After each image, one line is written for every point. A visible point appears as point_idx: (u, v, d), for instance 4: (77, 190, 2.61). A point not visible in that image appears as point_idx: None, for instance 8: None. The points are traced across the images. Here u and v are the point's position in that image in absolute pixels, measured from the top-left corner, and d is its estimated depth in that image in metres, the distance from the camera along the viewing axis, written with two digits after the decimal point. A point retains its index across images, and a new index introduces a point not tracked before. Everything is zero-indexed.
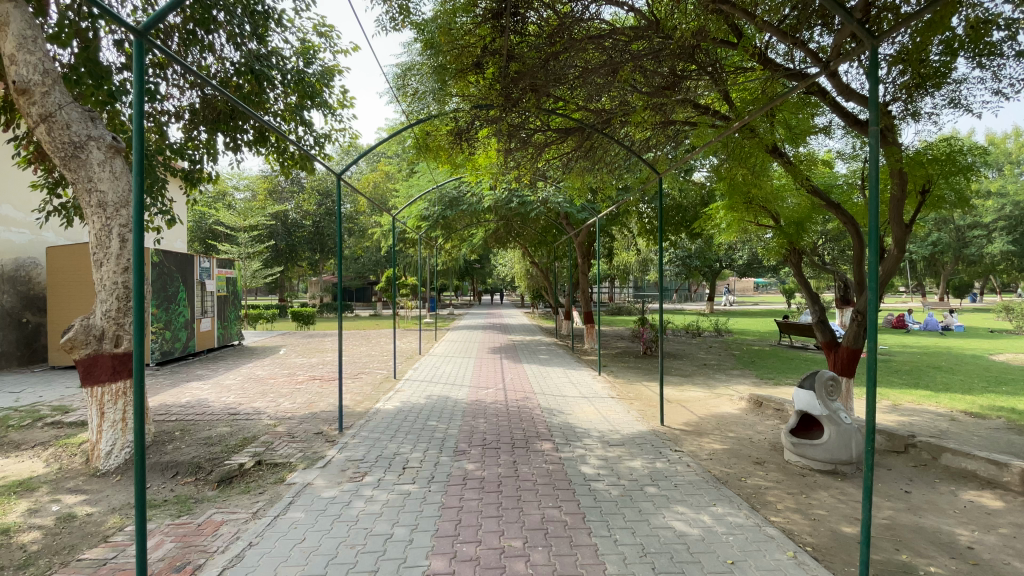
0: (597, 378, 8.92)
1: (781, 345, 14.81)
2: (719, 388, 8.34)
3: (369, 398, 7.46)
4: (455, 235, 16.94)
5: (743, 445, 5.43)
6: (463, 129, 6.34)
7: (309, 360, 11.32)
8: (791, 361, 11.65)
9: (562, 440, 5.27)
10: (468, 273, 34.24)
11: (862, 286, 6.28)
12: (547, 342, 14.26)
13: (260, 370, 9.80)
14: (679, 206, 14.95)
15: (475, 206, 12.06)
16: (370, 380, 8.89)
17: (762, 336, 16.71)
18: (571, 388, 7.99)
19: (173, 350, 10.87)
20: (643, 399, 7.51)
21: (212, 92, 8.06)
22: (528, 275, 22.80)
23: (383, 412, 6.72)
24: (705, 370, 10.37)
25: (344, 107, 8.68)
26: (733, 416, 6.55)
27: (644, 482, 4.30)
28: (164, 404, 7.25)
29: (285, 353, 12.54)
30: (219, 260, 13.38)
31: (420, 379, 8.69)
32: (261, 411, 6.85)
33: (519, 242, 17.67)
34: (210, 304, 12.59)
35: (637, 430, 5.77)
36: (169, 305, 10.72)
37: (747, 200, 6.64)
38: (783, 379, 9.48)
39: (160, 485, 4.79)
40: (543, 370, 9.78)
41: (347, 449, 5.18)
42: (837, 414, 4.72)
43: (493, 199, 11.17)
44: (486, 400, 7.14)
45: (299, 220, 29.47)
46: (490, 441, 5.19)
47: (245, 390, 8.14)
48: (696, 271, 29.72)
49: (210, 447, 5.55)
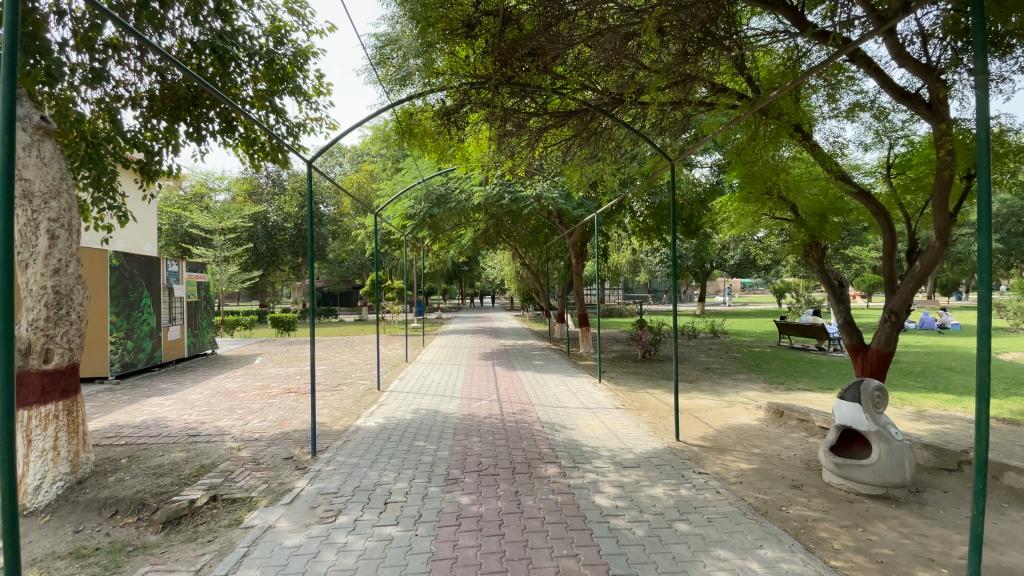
0: (598, 386, 8.26)
1: (782, 346, 14.34)
2: (730, 396, 7.72)
3: (349, 414, 6.71)
4: (443, 235, 16.20)
5: (772, 465, 4.79)
6: (452, 110, 5.64)
7: (286, 370, 10.50)
8: (797, 363, 11.13)
9: (569, 463, 4.58)
10: (456, 275, 33.48)
11: (894, 283, 5.72)
12: (540, 346, 13.59)
13: (230, 382, 8.97)
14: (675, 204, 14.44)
15: (464, 203, 11.23)
16: (351, 392, 8.11)
17: (760, 337, 16.25)
18: (573, 398, 7.32)
19: (136, 362, 9.98)
20: (650, 409, 6.86)
21: (173, 75, 7.27)
22: (517, 277, 22.15)
23: (364, 430, 5.96)
24: (710, 375, 9.79)
25: (320, 94, 7.92)
26: (753, 428, 5.94)
27: (672, 516, 3.63)
28: (116, 425, 6.41)
29: (260, 363, 11.69)
30: (190, 263, 12.48)
31: (406, 391, 7.94)
32: (225, 431, 6.06)
33: (509, 242, 17.01)
34: (179, 311, 11.69)
35: (651, 447, 5.11)
36: (130, 313, 9.83)
37: (766, 190, 6.03)
38: (794, 383, 8.93)
39: (92, 529, 3.99)
40: (539, 378, 9.09)
41: (319, 479, 4.43)
42: (887, 429, 4.13)
43: (483, 198, 10.46)
44: (480, 414, 6.43)
45: (280, 222, 28.46)
46: (486, 467, 4.48)
47: (211, 406, 7.32)
48: (688, 271, 29.33)
49: (160, 478, 4.75)
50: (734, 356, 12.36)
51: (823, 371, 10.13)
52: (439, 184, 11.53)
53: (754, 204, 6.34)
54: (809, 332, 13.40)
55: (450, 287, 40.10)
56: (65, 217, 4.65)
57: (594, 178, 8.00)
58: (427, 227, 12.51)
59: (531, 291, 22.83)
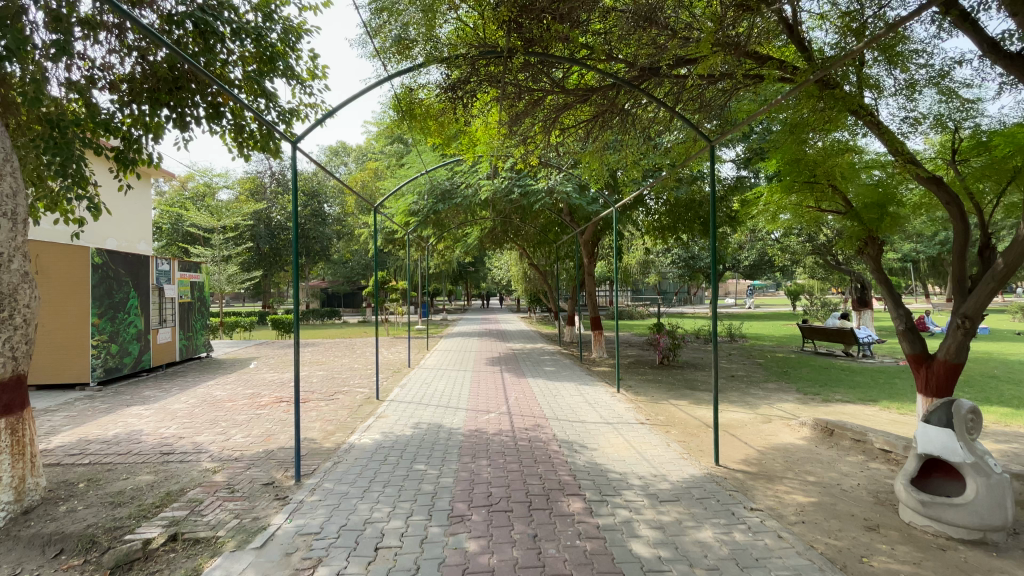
0: (618, 397, 7.55)
1: (806, 351, 13.61)
2: (764, 409, 6.99)
3: (343, 429, 6.05)
4: (448, 234, 15.57)
5: (835, 499, 4.06)
6: (458, 85, 4.95)
7: (281, 375, 9.87)
8: (828, 371, 10.38)
9: (595, 496, 3.87)
10: (462, 276, 32.95)
11: (965, 286, 4.92)
12: (550, 350, 12.89)
13: (219, 390, 8.34)
14: (690, 201, 13.76)
15: (470, 198, 10.36)
16: (348, 402, 7.44)
17: (781, 340, 15.50)
18: (591, 411, 6.61)
19: (122, 367, 9.37)
20: (679, 426, 6.13)
21: (154, 55, 6.64)
22: (525, 278, 21.48)
23: (358, 448, 5.28)
24: (736, 383, 9.06)
25: (315, 77, 7.28)
26: (800, 449, 5.22)
27: (732, 572, 2.91)
28: (84, 441, 5.75)
29: (255, 367, 11.08)
30: (183, 262, 11.88)
31: (408, 401, 7.27)
32: (203, 449, 5.40)
33: (516, 242, 16.36)
34: (170, 313, 11.08)
35: (688, 474, 4.41)
36: (115, 314, 9.22)
37: (815, 177, 5.31)
38: (830, 393, 8.22)
39: (30, 573, 3.24)
40: (552, 386, 8.39)
41: (300, 514, 3.75)
42: (985, 461, 3.40)
43: (488, 194, 9.73)
44: (488, 429, 5.73)
45: (282, 222, 27.98)
46: (497, 500, 3.79)
47: (194, 417, 6.68)
48: (700, 273, 28.61)
49: (118, 509, 4.07)
50: (757, 362, 11.63)
51: (858, 379, 9.38)
52: (444, 178, 10.79)
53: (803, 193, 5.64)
54: (835, 336, 12.67)
55: (456, 288, 39.52)
56: (5, 204, 4.00)
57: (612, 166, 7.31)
58: (430, 224, 11.83)
59: (539, 293, 22.17)
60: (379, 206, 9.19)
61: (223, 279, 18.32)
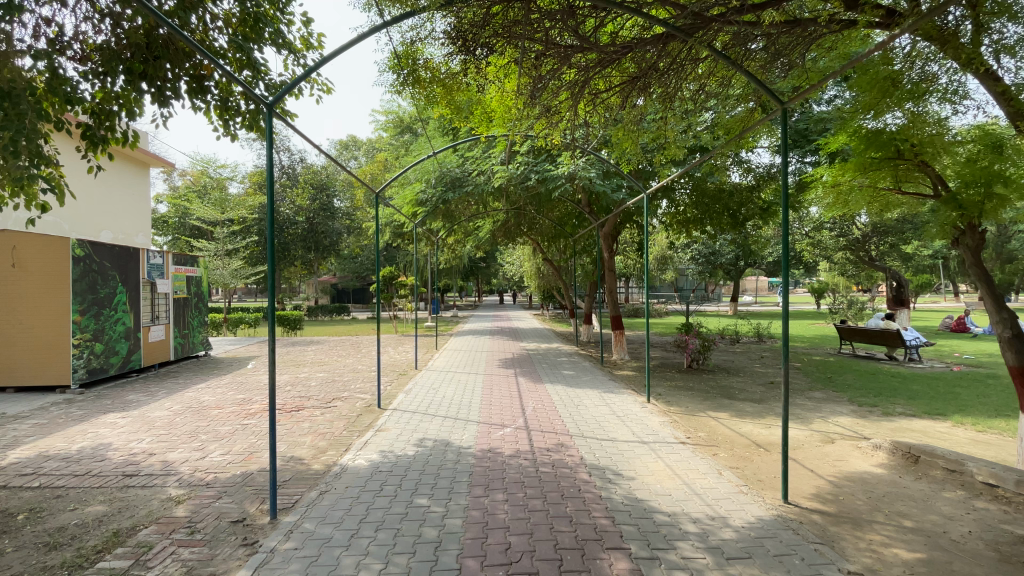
0: (648, 408, 6.70)
1: (843, 353, 12.66)
2: (820, 426, 6.11)
3: (339, 444, 5.28)
4: (459, 227, 14.79)
5: (952, 557, 3.17)
6: (468, 41, 4.13)
7: (278, 378, 9.14)
8: (877, 377, 9.41)
9: (644, 552, 3.02)
10: (473, 272, 32.28)
11: None
12: (567, 351, 12.05)
13: (208, 394, 7.63)
14: (719, 192, 12.82)
15: (483, 186, 9.40)
16: (346, 410, 6.67)
17: (813, 342, 14.52)
18: (622, 426, 5.75)
19: (108, 368, 8.70)
20: (726, 447, 5.26)
21: (127, 19, 5.84)
22: (538, 275, 20.65)
23: (352, 471, 4.49)
24: (776, 391, 8.18)
25: (310, 48, 6.48)
26: (879, 480, 4.34)
27: None
28: (42, 457, 5.04)
29: (253, 367, 10.40)
30: (178, 255, 11.19)
31: (412, 411, 6.47)
32: (174, 470, 4.65)
33: (531, 236, 15.52)
34: (163, 309, 10.41)
35: (755, 517, 3.55)
36: (100, 311, 8.54)
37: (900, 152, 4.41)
38: (887, 404, 7.31)
39: None
40: (573, 394, 7.56)
41: (268, 570, 2.94)
42: None
43: (502, 182, 8.85)
44: (503, 447, 4.91)
45: (291, 215, 27.44)
46: (517, 557, 2.95)
47: (173, 428, 5.95)
48: (720, 269, 27.53)
49: (50, 554, 3.28)
50: (795, 366, 10.67)
51: (915, 388, 8.42)
52: (454, 165, 9.87)
53: (876, 172, 4.92)
54: (878, 338, 11.70)
55: (467, 284, 38.80)
56: None
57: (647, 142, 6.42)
58: (440, 215, 11.03)
59: (552, 289, 21.32)
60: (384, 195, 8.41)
61: (225, 274, 17.56)
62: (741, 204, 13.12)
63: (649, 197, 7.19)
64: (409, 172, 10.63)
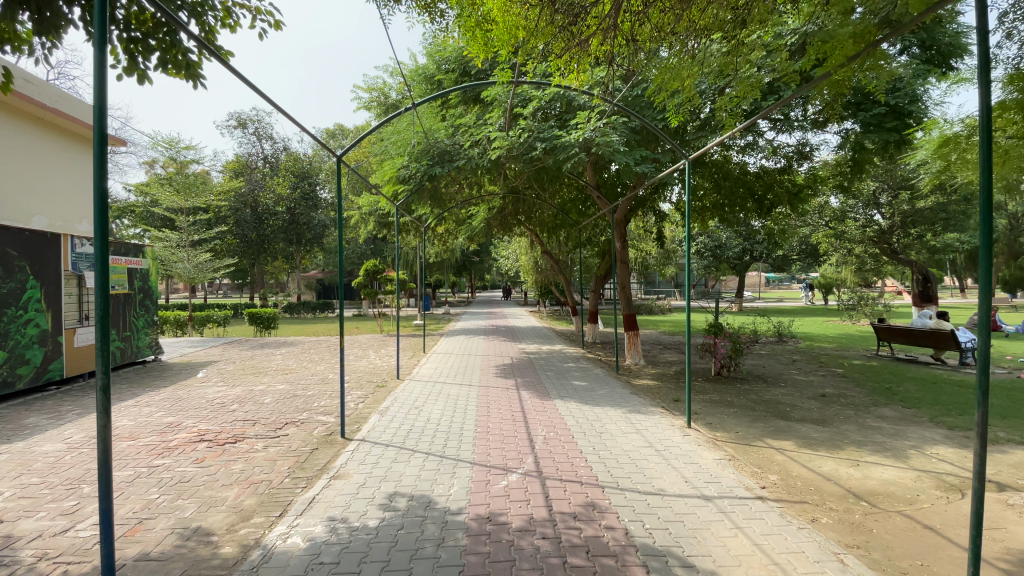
0: (693, 437, 5.18)
1: (882, 356, 11.26)
2: (923, 466, 4.62)
3: (274, 503, 3.70)
4: (450, 214, 13.22)
5: None
6: None
7: (229, 391, 7.53)
8: (942, 387, 7.97)
9: None
10: (466, 267, 30.71)
11: None
12: (573, 354, 10.54)
13: (127, 418, 6.02)
14: (743, 174, 11.44)
15: (479, 158, 7.82)
16: (297, 442, 5.08)
17: (842, 343, 13.13)
18: (669, 470, 4.22)
19: (14, 382, 7.04)
20: (823, 505, 3.75)
21: None
22: (535, 269, 19.12)
23: (278, 560, 2.91)
24: (835, 408, 6.71)
25: None
26: None
27: None
28: None
29: (203, 377, 8.77)
30: (115, 244, 9.41)
31: (386, 443, 4.89)
32: (9, 557, 3.04)
33: (529, 225, 14.02)
34: (95, 308, 8.74)
35: None
36: (2, 311, 6.85)
37: None
38: (982, 427, 5.85)
39: None
40: (592, 413, 6.02)
41: None
42: None
43: (500, 155, 7.29)
44: (510, 513, 3.36)
45: (271, 206, 25.70)
46: None
47: (53, 475, 4.33)
48: (725, 265, 26.20)
49: None
50: (838, 373, 9.25)
51: (998, 402, 6.99)
52: (443, 135, 8.25)
53: None
54: (926, 341, 10.33)
55: (459, 280, 37.20)
56: None
57: (710, 70, 5.03)
58: (425, 200, 9.43)
59: (550, 286, 19.79)
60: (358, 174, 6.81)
61: (189, 267, 15.78)
62: (770, 188, 11.72)
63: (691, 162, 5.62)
64: (389, 144, 8.99)
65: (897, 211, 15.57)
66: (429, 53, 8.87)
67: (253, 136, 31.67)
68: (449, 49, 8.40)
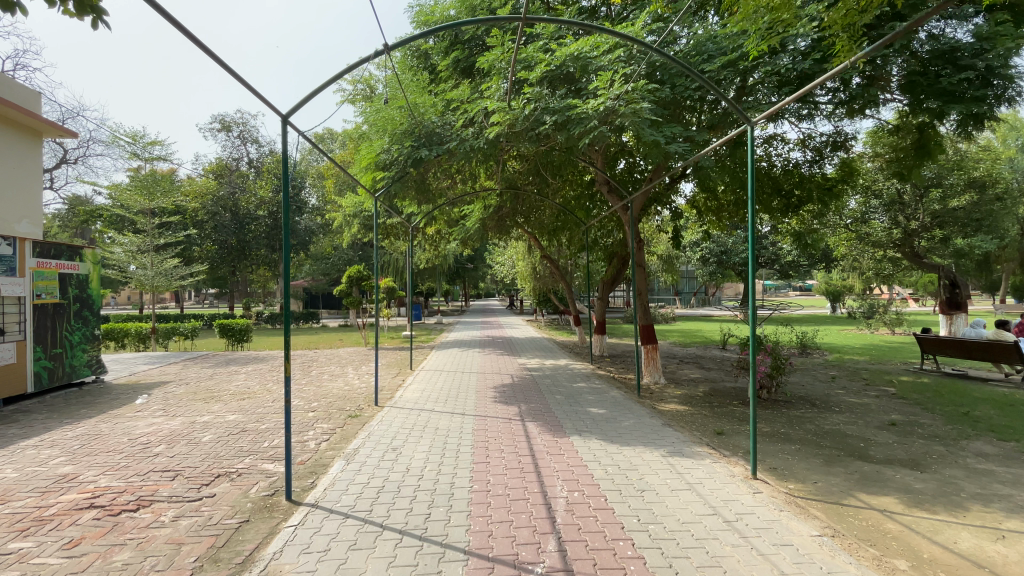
0: (766, 496, 3.82)
1: (928, 369, 10.01)
2: None
3: None
4: (442, 214, 11.88)
5: None
6: None
7: (165, 424, 6.08)
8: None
9: None
10: (459, 274, 29.36)
11: None
12: (583, 372, 9.18)
13: (12, 468, 4.55)
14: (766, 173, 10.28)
15: (474, 138, 6.46)
16: (226, 508, 3.67)
17: (876, 356, 11.89)
18: (757, 561, 2.85)
19: None
20: None
21: None
22: (533, 276, 17.79)
23: None
24: (919, 443, 5.41)
25: None
26: None
27: None
28: None
29: (143, 403, 7.29)
30: (43, 244, 7.94)
31: (345, 513, 3.49)
32: None
33: (530, 226, 12.69)
34: (13, 321, 7.25)
35: None
36: None
37: None
38: None
39: None
40: (621, 454, 4.64)
41: None
42: None
43: (499, 132, 5.97)
44: None
45: (252, 210, 24.23)
46: None
47: None
48: (731, 271, 25.02)
49: None
50: (891, 393, 7.98)
51: None
52: (432, 113, 6.89)
53: None
54: (982, 354, 9.12)
55: (452, 288, 35.73)
56: None
57: None
58: (410, 194, 8.07)
59: (549, 294, 18.46)
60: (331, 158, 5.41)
61: (153, 273, 14.26)
62: (800, 184, 10.38)
63: (751, 127, 4.31)
64: (365, 126, 7.61)
65: (927, 212, 14.35)
66: (415, 20, 7.54)
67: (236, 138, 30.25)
68: (438, 14, 7.08)
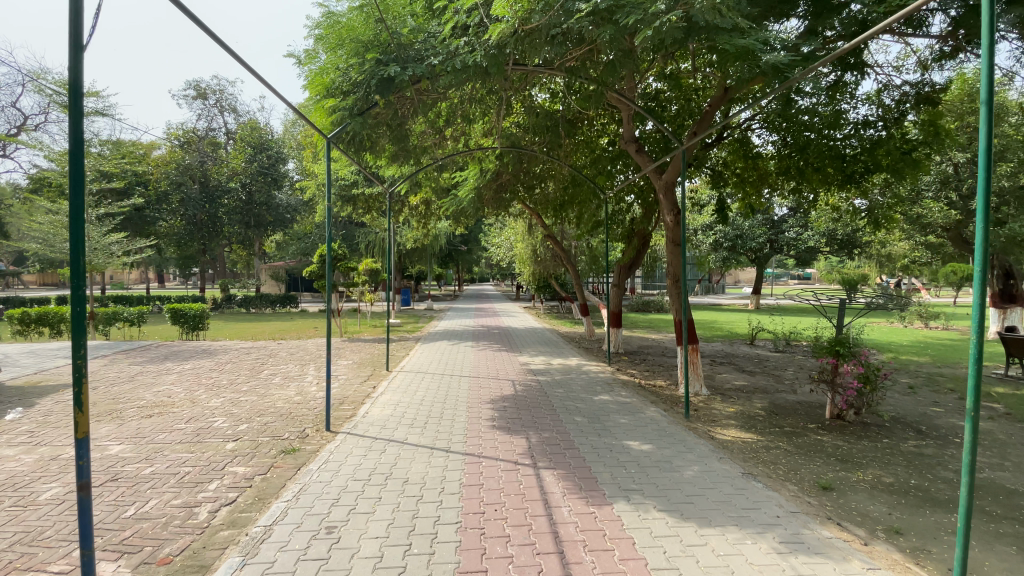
0: None
1: (1017, 376, 8.23)
2: None
3: None
4: (427, 183, 9.87)
5: None
6: None
7: (10, 463, 4.16)
8: None
9: None
10: (452, 257, 27.43)
11: None
12: (602, 377, 7.31)
13: None
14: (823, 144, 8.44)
15: (467, 52, 4.51)
16: None
17: (939, 358, 10.09)
18: None
19: None
20: None
21: None
22: (533, 259, 15.87)
23: None
24: None
25: None
26: None
27: None
28: None
29: (12, 420, 5.34)
30: None
31: None
32: None
33: (533, 199, 10.74)
34: None
35: None
36: None
37: None
38: None
39: None
40: (705, 546, 2.75)
41: None
42: None
43: (506, 36, 4.23)
44: None
45: (223, 182, 22.01)
46: None
47: None
48: (744, 257, 23.24)
49: None
50: (1005, 413, 6.15)
51: None
52: (408, 22, 4.95)
53: None
54: None
55: (443, 272, 33.59)
56: None
57: None
58: (383, 142, 6.08)
59: (549, 279, 16.49)
60: (234, 59, 3.39)
61: (89, 247, 12.18)
62: (871, 149, 8.22)
63: None
64: (315, 46, 5.58)
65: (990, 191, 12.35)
66: None
67: (211, 106, 27.88)
68: None
